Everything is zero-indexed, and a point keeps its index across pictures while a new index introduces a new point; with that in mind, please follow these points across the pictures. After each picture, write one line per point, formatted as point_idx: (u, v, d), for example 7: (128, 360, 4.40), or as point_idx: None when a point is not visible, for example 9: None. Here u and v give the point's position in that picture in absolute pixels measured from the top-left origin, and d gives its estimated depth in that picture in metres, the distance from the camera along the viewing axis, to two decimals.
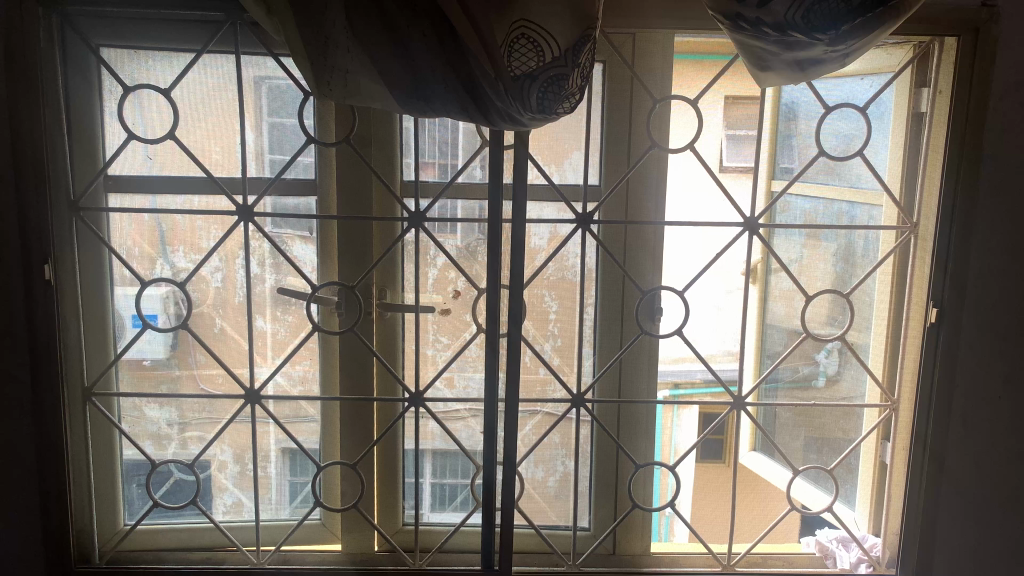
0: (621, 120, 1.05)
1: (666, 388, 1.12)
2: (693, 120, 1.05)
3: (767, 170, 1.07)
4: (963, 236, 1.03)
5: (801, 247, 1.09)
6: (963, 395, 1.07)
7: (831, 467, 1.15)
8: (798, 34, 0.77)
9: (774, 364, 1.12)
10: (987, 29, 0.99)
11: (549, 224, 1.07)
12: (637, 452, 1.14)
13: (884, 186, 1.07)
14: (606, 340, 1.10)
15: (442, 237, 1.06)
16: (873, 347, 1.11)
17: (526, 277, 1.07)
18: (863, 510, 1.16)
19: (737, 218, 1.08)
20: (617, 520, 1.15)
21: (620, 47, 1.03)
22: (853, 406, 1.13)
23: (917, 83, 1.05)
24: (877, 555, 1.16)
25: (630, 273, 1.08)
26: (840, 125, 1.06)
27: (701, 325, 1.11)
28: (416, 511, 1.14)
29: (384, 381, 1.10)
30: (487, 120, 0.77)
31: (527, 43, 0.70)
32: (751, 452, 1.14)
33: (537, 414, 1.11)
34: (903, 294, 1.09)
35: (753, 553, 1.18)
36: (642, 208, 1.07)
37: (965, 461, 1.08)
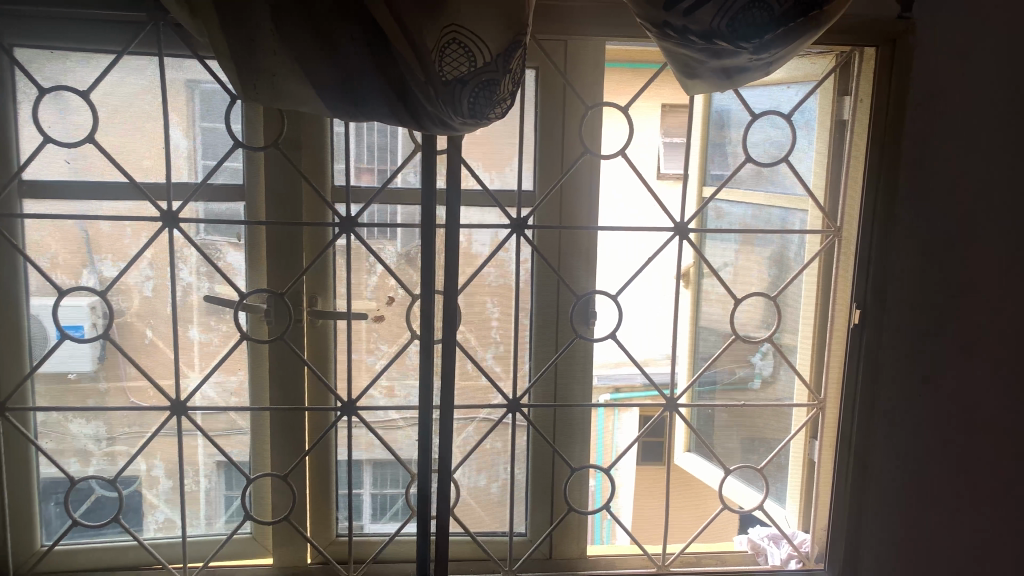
0: (554, 127, 1.05)
1: (606, 392, 1.13)
2: (625, 128, 1.06)
3: (699, 176, 1.10)
4: (884, 240, 1.06)
5: (735, 252, 1.12)
6: (886, 394, 1.10)
7: (760, 466, 1.17)
8: (723, 42, 0.78)
9: (713, 369, 1.15)
10: (903, 40, 1.02)
11: (490, 229, 1.06)
12: (572, 456, 1.14)
13: (808, 192, 1.10)
14: (542, 345, 1.10)
15: (381, 243, 1.05)
16: (801, 350, 1.15)
17: (465, 282, 1.06)
18: (793, 508, 1.19)
19: (669, 223, 1.09)
20: (554, 523, 1.15)
21: (553, 53, 1.03)
22: (782, 407, 1.16)
23: (839, 92, 1.08)
24: (806, 551, 1.18)
25: (565, 278, 1.09)
26: (766, 132, 1.09)
27: (635, 327, 1.11)
28: (353, 522, 1.13)
29: (315, 390, 1.08)
30: (418, 125, 0.76)
31: (459, 48, 0.71)
32: (685, 453, 1.17)
33: (475, 419, 1.11)
34: (829, 292, 1.13)
35: (687, 553, 1.19)
36: (576, 212, 1.07)
37: (887, 456, 1.11)
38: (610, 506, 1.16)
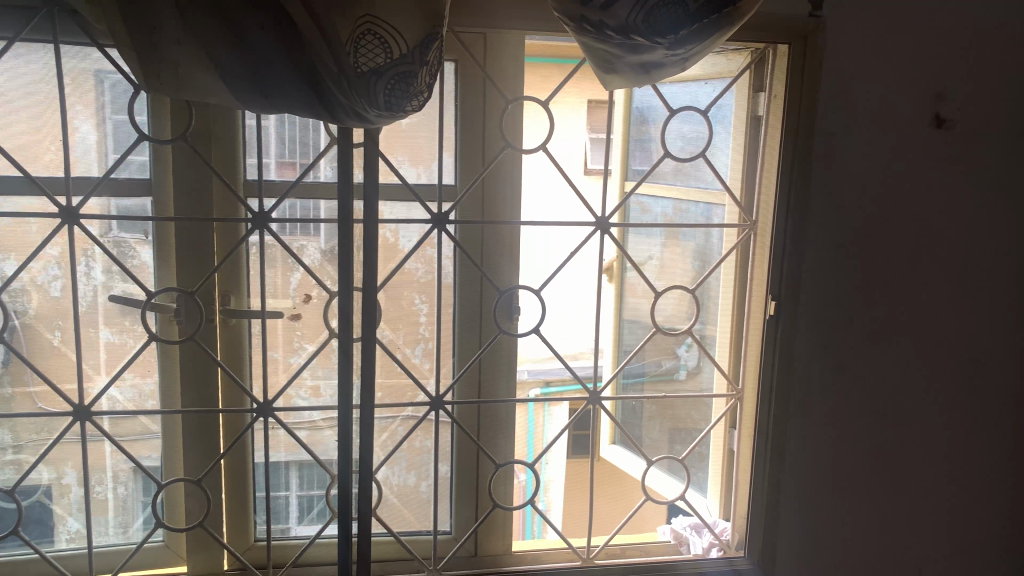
0: (474, 122, 1.04)
1: (537, 386, 1.13)
2: (546, 122, 1.06)
3: (621, 171, 1.10)
4: (798, 231, 1.09)
5: (661, 246, 1.13)
6: (799, 382, 1.14)
7: (683, 457, 1.19)
8: (639, 38, 0.79)
9: (639, 361, 1.16)
10: (813, 38, 1.05)
11: (417, 225, 1.05)
12: (496, 451, 1.13)
13: (725, 187, 1.13)
14: (464, 342, 1.09)
15: (304, 239, 1.03)
16: (719, 340, 1.17)
17: (391, 279, 1.05)
18: (714, 496, 1.22)
19: (590, 218, 1.09)
20: (479, 520, 1.14)
21: (471, 46, 1.02)
22: (703, 397, 1.18)
23: (754, 88, 1.11)
24: (727, 539, 1.19)
25: (487, 272, 1.08)
26: (683, 127, 1.10)
27: (558, 322, 1.12)
28: (283, 525, 1.11)
29: (229, 391, 1.05)
30: (333, 118, 0.75)
31: (374, 39, 0.69)
32: (610, 446, 1.18)
33: (400, 416, 1.09)
34: (745, 284, 1.15)
35: (612, 545, 1.20)
36: (498, 207, 1.07)
37: (804, 444, 1.16)
38: (541, 503, 1.17)
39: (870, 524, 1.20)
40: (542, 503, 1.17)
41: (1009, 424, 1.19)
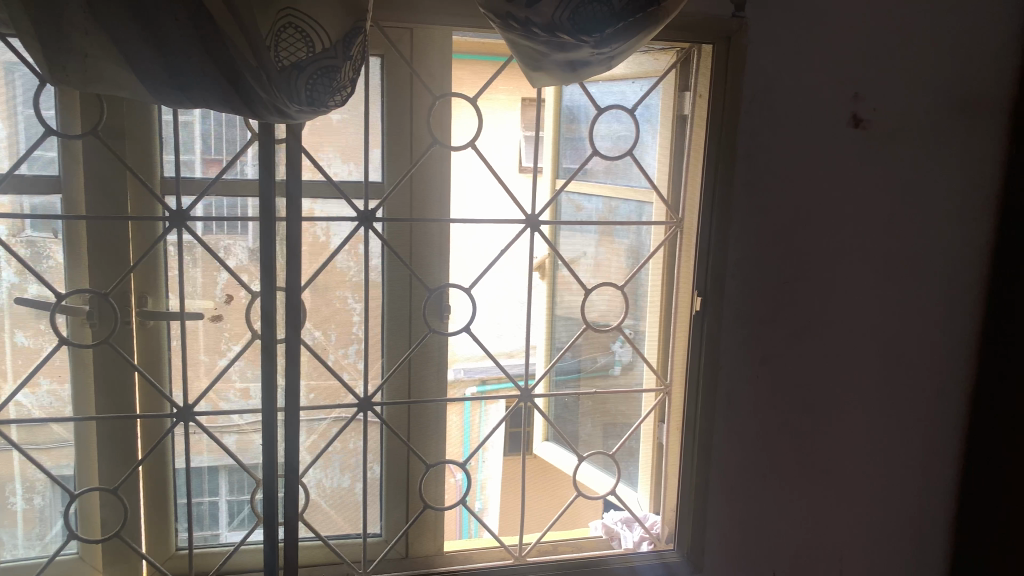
0: (401, 118, 1.02)
1: (474, 384, 1.12)
2: (474, 119, 1.05)
3: (552, 169, 1.10)
4: (722, 227, 1.11)
5: (596, 244, 1.14)
6: (726, 376, 1.16)
7: (613, 452, 1.20)
8: (566, 36, 0.79)
9: (575, 357, 1.16)
10: (737, 38, 1.06)
11: (349, 223, 1.03)
12: (427, 452, 1.12)
13: (653, 185, 1.14)
14: (393, 341, 1.08)
15: (230, 239, 1.00)
16: (648, 334, 1.19)
17: (323, 279, 1.03)
18: (644, 490, 1.23)
19: (519, 215, 1.08)
20: (410, 522, 1.13)
21: (397, 41, 1.00)
22: (633, 393, 1.19)
23: (679, 87, 1.13)
24: (657, 532, 1.22)
25: (416, 272, 1.07)
26: (611, 126, 1.11)
27: (487, 321, 1.11)
28: (211, 531, 1.08)
29: (147, 396, 1.02)
30: (252, 113, 0.72)
31: (295, 32, 0.68)
32: (544, 443, 1.17)
33: (330, 417, 1.07)
34: (672, 281, 1.17)
35: (544, 542, 1.19)
36: (426, 204, 1.05)
37: (731, 436, 1.18)
38: (476, 504, 1.16)
39: (793, 511, 1.24)
40: (478, 501, 1.16)
41: (911, 411, 1.26)
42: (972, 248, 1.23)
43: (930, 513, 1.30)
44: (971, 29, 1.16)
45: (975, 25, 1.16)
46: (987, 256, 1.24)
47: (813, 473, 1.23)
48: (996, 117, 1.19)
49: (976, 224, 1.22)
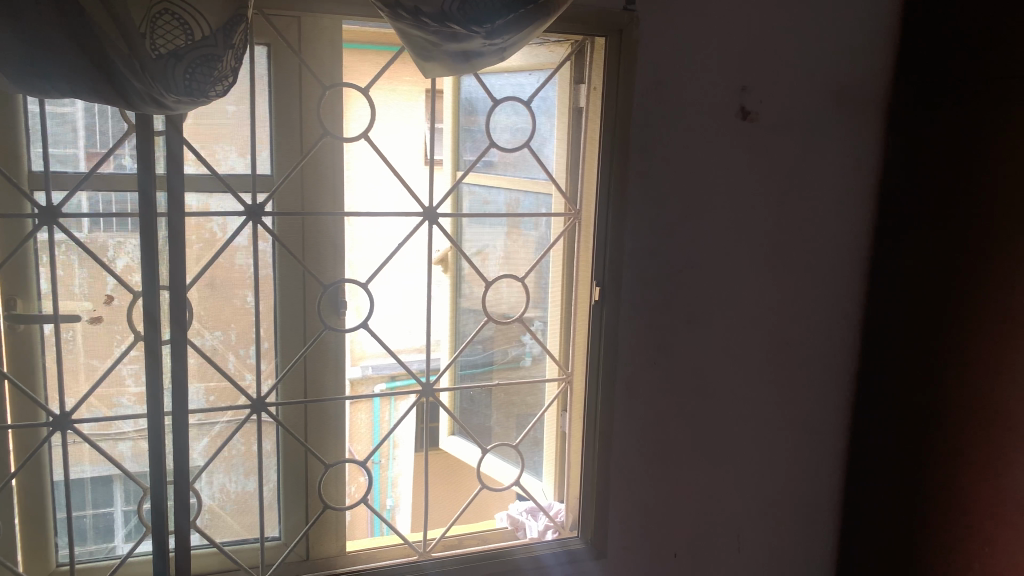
0: (290, 109, 0.99)
1: (383, 380, 1.10)
2: (369, 112, 1.02)
3: (452, 161, 1.08)
4: (618, 220, 1.12)
5: (505, 237, 1.14)
6: (626, 364, 1.18)
7: (516, 443, 1.20)
8: (456, 26, 0.79)
9: (484, 349, 1.15)
10: (628, 31, 1.07)
11: (239, 216, 0.98)
12: (325, 451, 1.09)
13: (551, 177, 1.14)
14: (286, 338, 1.05)
15: (121, 237, 0.96)
16: (551, 329, 1.19)
17: (215, 276, 0.99)
18: (549, 480, 1.24)
19: (416, 208, 1.06)
20: (309, 523, 1.11)
21: (284, 31, 0.97)
22: (536, 382, 1.19)
23: (575, 80, 1.12)
24: (561, 520, 1.23)
25: (310, 268, 1.04)
26: (508, 118, 1.10)
27: (386, 316, 1.08)
28: (107, 544, 1.03)
29: (21, 406, 0.96)
30: (127, 104, 0.68)
31: (172, 19, 0.65)
32: (450, 437, 1.16)
33: (216, 425, 1.02)
34: (572, 274, 1.18)
35: (448, 537, 1.18)
36: (319, 198, 1.03)
37: (632, 423, 1.20)
38: (386, 511, 1.14)
39: (693, 493, 1.27)
40: (390, 499, 1.14)
41: (800, 391, 1.32)
42: (852, 235, 1.30)
43: (816, 487, 1.37)
44: (850, 24, 1.22)
45: (852, 22, 1.22)
46: (866, 242, 1.31)
47: (710, 455, 1.27)
48: (869, 111, 1.25)
49: (856, 212, 1.29)
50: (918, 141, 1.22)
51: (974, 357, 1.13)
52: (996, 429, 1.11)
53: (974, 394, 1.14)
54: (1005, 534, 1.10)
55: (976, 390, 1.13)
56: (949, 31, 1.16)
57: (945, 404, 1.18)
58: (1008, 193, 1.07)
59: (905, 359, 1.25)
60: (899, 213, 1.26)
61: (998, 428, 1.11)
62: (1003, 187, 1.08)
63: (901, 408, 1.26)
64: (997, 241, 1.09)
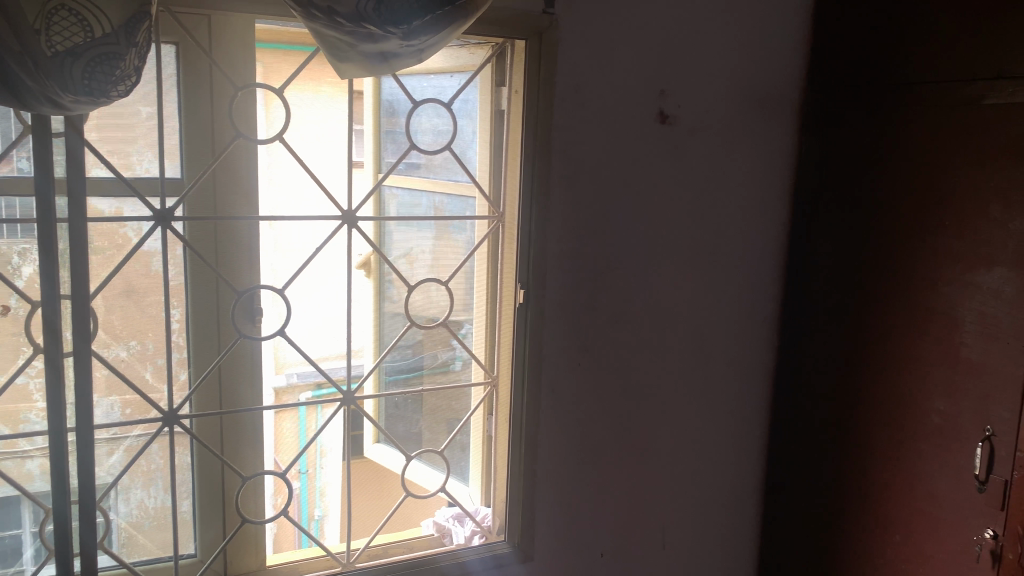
0: (201, 108, 0.95)
1: (309, 389, 1.06)
2: (284, 114, 0.99)
3: (374, 164, 1.05)
4: (542, 223, 1.12)
5: (433, 241, 1.11)
6: (551, 366, 1.18)
7: (442, 449, 1.17)
8: (371, 26, 0.78)
9: (415, 354, 1.13)
10: (547, 34, 1.08)
11: (146, 221, 0.93)
12: (242, 463, 1.04)
13: (475, 181, 1.12)
14: (199, 348, 0.99)
15: (26, 243, 0.91)
16: (476, 333, 1.17)
17: (124, 282, 0.93)
18: (475, 484, 1.21)
19: (335, 212, 1.03)
20: (227, 538, 1.05)
21: (193, 29, 0.93)
22: (461, 387, 1.17)
23: (496, 82, 1.12)
24: (488, 525, 1.22)
25: (223, 274, 0.99)
26: (427, 120, 1.07)
27: (304, 323, 1.04)
28: (13, 567, 0.95)
29: None
30: (20, 103, 0.67)
31: (68, 14, 0.64)
32: (374, 445, 1.13)
33: (127, 440, 0.96)
34: (496, 277, 1.17)
35: (373, 545, 1.15)
36: (232, 202, 0.99)
37: (558, 425, 1.21)
38: (314, 529, 1.11)
39: (620, 493, 1.29)
40: (317, 509, 1.11)
41: (721, 388, 1.35)
42: (767, 236, 1.33)
43: (739, 482, 1.41)
44: (764, 31, 1.25)
45: (766, 29, 1.25)
46: (780, 242, 1.35)
47: (637, 455, 1.29)
48: (781, 116, 1.29)
49: (772, 213, 1.33)
50: (829, 144, 1.26)
51: (885, 353, 1.18)
52: (908, 422, 1.15)
53: (889, 388, 1.18)
54: (917, 521, 1.14)
55: (890, 383, 1.17)
56: (866, 40, 1.19)
57: (858, 399, 1.23)
58: (916, 192, 1.11)
59: (821, 356, 1.29)
60: (810, 214, 1.30)
61: (908, 419, 1.15)
62: (911, 187, 1.12)
63: (820, 403, 1.30)
64: (904, 241, 1.13)
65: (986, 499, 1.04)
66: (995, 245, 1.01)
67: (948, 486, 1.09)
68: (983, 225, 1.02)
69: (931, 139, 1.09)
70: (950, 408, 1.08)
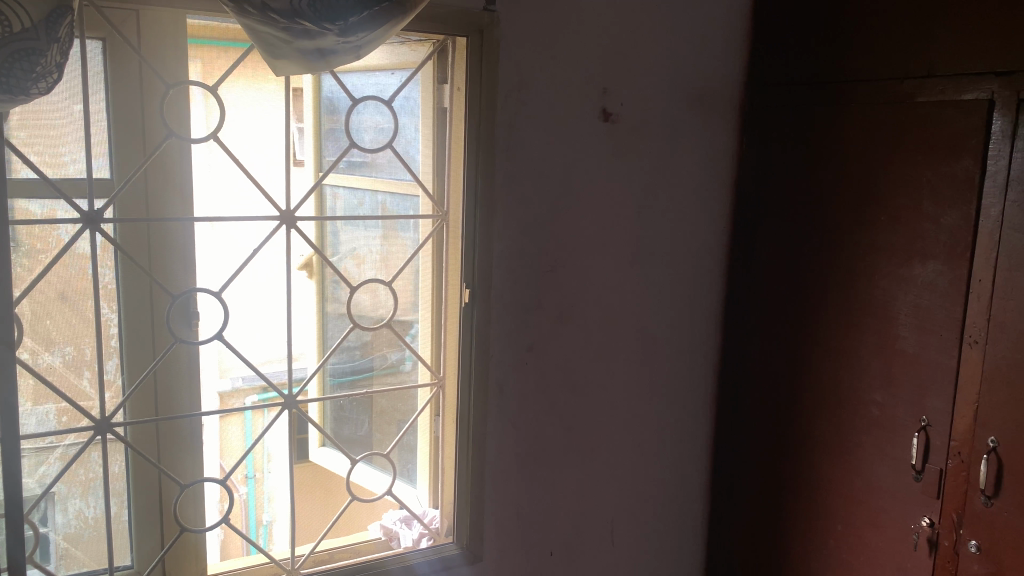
0: (131, 105, 0.92)
1: (254, 392, 1.04)
2: (218, 112, 0.96)
3: (314, 164, 1.03)
4: (486, 221, 1.12)
5: (381, 241, 1.09)
6: (497, 365, 1.18)
7: (388, 451, 1.15)
8: (305, 22, 0.77)
9: (365, 355, 1.11)
10: (489, 32, 1.07)
11: (76, 224, 0.90)
12: (180, 471, 1.01)
13: (417, 180, 1.10)
14: (132, 353, 0.96)
15: None
16: (421, 333, 1.15)
17: (53, 285, 0.90)
18: (423, 486, 1.19)
19: (273, 212, 1.01)
20: (165, 548, 1.01)
21: (120, 24, 0.90)
22: (407, 389, 1.15)
23: (438, 80, 1.10)
24: (436, 527, 1.21)
25: (157, 277, 0.96)
26: (367, 118, 1.05)
27: (242, 327, 1.01)
28: None
29: None
30: None
31: None
32: (320, 449, 1.09)
33: (58, 447, 0.92)
34: (441, 278, 1.15)
35: (319, 551, 1.13)
36: (164, 202, 0.95)
37: (505, 424, 1.21)
38: (263, 540, 1.08)
39: (569, 491, 1.29)
40: (266, 513, 1.08)
41: (668, 384, 1.36)
42: (710, 233, 1.35)
43: (686, 476, 1.42)
44: (704, 31, 1.27)
45: (706, 27, 1.27)
46: (723, 239, 1.37)
47: (586, 451, 1.29)
48: (721, 114, 1.31)
49: (714, 210, 1.35)
50: (768, 143, 1.28)
51: (824, 346, 1.20)
52: (847, 413, 1.17)
53: (830, 380, 1.20)
54: (857, 510, 1.17)
55: (831, 377, 1.19)
56: (803, 39, 1.21)
57: (800, 391, 1.25)
58: (853, 188, 1.13)
59: (763, 350, 1.31)
60: (751, 211, 1.32)
61: (847, 411, 1.17)
62: (848, 183, 1.14)
63: (763, 397, 1.32)
64: (842, 235, 1.16)
65: (922, 488, 1.08)
66: (928, 240, 1.04)
67: (887, 475, 1.12)
68: (917, 220, 1.05)
69: (865, 137, 1.11)
70: (888, 399, 1.11)
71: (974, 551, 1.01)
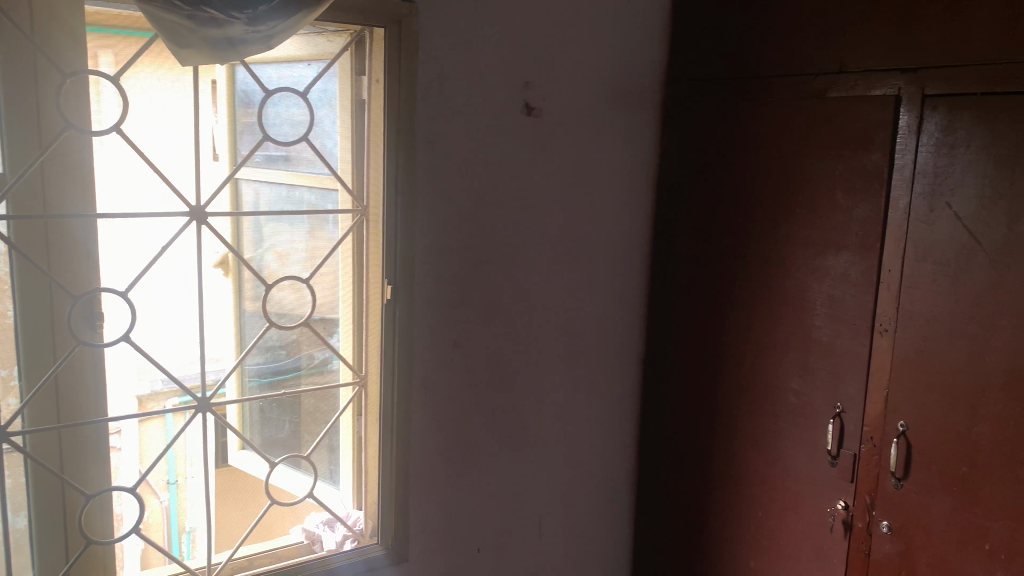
0: (25, 95, 0.86)
1: (175, 395, 1.00)
2: (119, 105, 0.91)
3: (229, 159, 0.99)
4: (407, 216, 1.10)
5: (301, 237, 1.06)
6: (421, 362, 1.17)
7: (308, 453, 1.12)
8: (212, 11, 0.73)
9: (289, 354, 1.08)
10: (408, 23, 1.05)
11: None
12: (87, 481, 0.96)
13: (335, 173, 1.07)
14: (30, 357, 0.90)
15: None
16: (342, 330, 1.12)
17: None
18: (347, 488, 1.17)
19: (182, 208, 0.96)
20: (70, 563, 0.96)
21: (11, 10, 0.85)
22: (329, 389, 1.12)
23: (356, 71, 1.07)
24: (361, 528, 1.19)
25: (57, 278, 0.91)
26: (282, 110, 1.01)
27: (151, 328, 0.97)
28: None
29: None
30: None
31: None
32: (239, 452, 1.06)
33: None
34: (362, 275, 1.12)
35: (237, 558, 1.09)
36: (64, 198, 0.90)
37: (430, 421, 1.19)
38: (186, 551, 1.04)
39: (495, 486, 1.28)
40: (187, 520, 1.04)
41: (593, 377, 1.37)
42: (633, 226, 1.36)
43: (612, 467, 1.44)
44: (624, 25, 1.27)
45: (626, 22, 1.27)
46: (645, 232, 1.38)
47: (512, 446, 1.29)
48: (641, 108, 1.32)
49: (636, 203, 1.36)
50: (688, 137, 1.30)
51: (743, 336, 1.22)
52: (767, 402, 1.20)
53: (750, 370, 1.22)
54: (776, 496, 1.20)
55: (751, 366, 1.22)
56: (721, 35, 1.23)
57: (721, 381, 1.27)
58: (770, 181, 1.16)
59: (685, 342, 1.33)
60: (672, 204, 1.34)
61: (767, 400, 1.20)
62: (765, 176, 1.17)
63: (685, 387, 1.34)
64: (760, 227, 1.18)
65: (837, 472, 1.11)
66: (841, 231, 1.07)
67: (803, 461, 1.15)
68: (831, 212, 1.08)
69: (781, 131, 1.13)
70: (805, 387, 1.14)
71: (886, 532, 1.05)
